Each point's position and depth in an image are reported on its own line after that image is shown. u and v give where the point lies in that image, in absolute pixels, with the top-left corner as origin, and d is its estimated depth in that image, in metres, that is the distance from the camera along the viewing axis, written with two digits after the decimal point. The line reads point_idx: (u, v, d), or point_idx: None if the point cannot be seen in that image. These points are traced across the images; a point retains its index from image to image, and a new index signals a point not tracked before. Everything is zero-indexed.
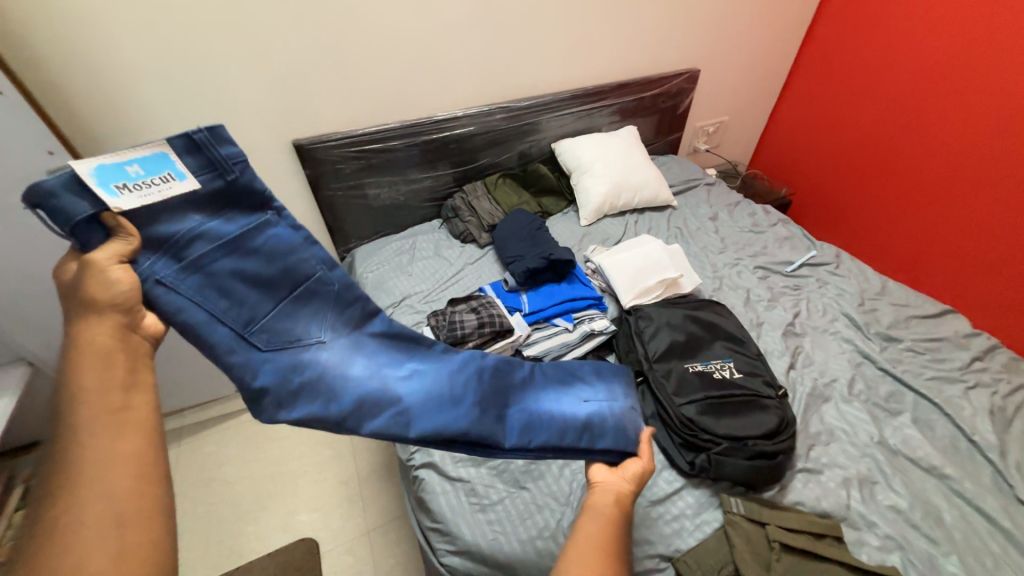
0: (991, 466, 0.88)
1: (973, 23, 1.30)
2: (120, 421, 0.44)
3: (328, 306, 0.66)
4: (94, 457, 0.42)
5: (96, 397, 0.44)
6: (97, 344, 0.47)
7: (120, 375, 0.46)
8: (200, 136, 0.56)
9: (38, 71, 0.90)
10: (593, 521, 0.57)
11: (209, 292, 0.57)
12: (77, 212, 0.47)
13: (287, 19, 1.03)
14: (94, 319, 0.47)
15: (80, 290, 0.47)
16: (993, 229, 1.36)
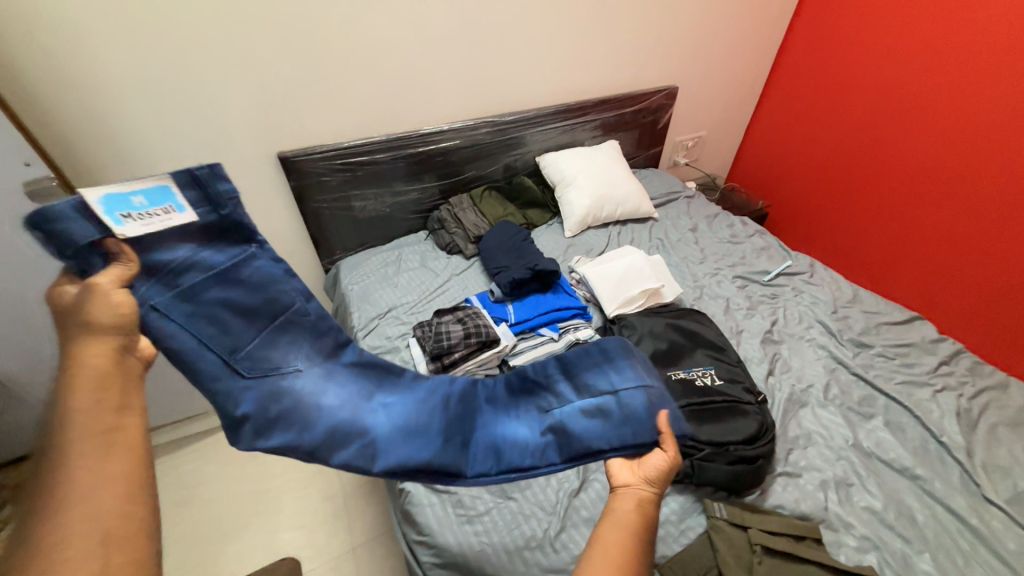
0: (959, 466, 0.92)
1: (934, 44, 1.38)
2: (109, 441, 0.44)
3: (306, 335, 0.66)
4: (82, 477, 0.41)
5: (88, 417, 0.44)
6: (93, 364, 0.46)
7: (117, 395, 0.46)
8: (201, 172, 0.55)
9: (16, 82, 0.89)
10: (612, 530, 0.53)
11: (193, 319, 0.57)
12: (80, 237, 0.48)
13: (274, 35, 1.04)
14: (96, 340, 0.48)
15: (82, 312, 0.47)
16: (960, 237, 1.43)
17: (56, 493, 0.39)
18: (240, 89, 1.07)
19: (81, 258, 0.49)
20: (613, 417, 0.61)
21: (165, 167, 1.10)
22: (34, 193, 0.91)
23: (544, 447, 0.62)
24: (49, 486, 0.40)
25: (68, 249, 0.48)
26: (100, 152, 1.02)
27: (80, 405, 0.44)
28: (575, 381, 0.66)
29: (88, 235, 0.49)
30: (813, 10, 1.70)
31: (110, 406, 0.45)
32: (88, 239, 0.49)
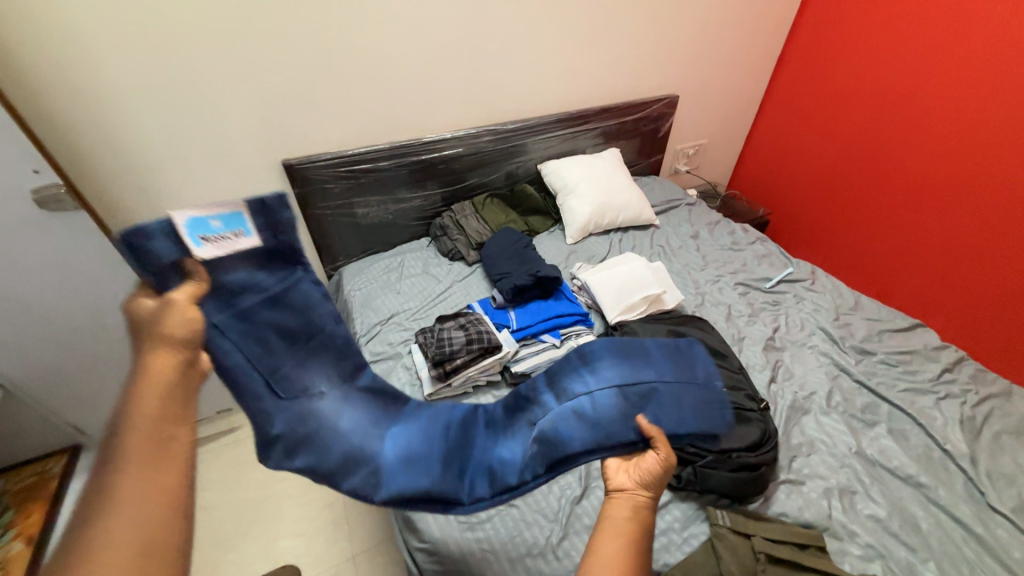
0: (964, 474, 0.91)
1: (932, 55, 1.40)
2: (161, 452, 0.44)
3: (332, 357, 0.71)
4: (140, 478, 0.42)
5: (148, 425, 0.45)
6: (158, 373, 0.49)
7: (179, 403, 0.48)
8: (269, 200, 0.63)
9: (26, 90, 0.91)
10: (613, 539, 0.52)
11: (242, 343, 0.62)
12: (164, 254, 0.56)
13: (280, 45, 1.06)
14: (166, 350, 0.51)
15: (156, 323, 0.53)
16: (964, 244, 1.43)
17: (114, 492, 0.40)
18: (247, 98, 1.09)
19: (163, 274, 0.56)
20: (593, 423, 0.63)
21: (171, 174, 1.11)
22: (42, 200, 0.92)
23: (527, 462, 0.64)
24: (105, 484, 0.41)
25: (153, 265, 0.56)
26: (108, 160, 1.04)
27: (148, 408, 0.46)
28: (557, 388, 0.68)
29: (171, 253, 0.57)
30: (811, 21, 1.72)
31: (173, 411, 0.47)
32: (171, 258, 0.57)
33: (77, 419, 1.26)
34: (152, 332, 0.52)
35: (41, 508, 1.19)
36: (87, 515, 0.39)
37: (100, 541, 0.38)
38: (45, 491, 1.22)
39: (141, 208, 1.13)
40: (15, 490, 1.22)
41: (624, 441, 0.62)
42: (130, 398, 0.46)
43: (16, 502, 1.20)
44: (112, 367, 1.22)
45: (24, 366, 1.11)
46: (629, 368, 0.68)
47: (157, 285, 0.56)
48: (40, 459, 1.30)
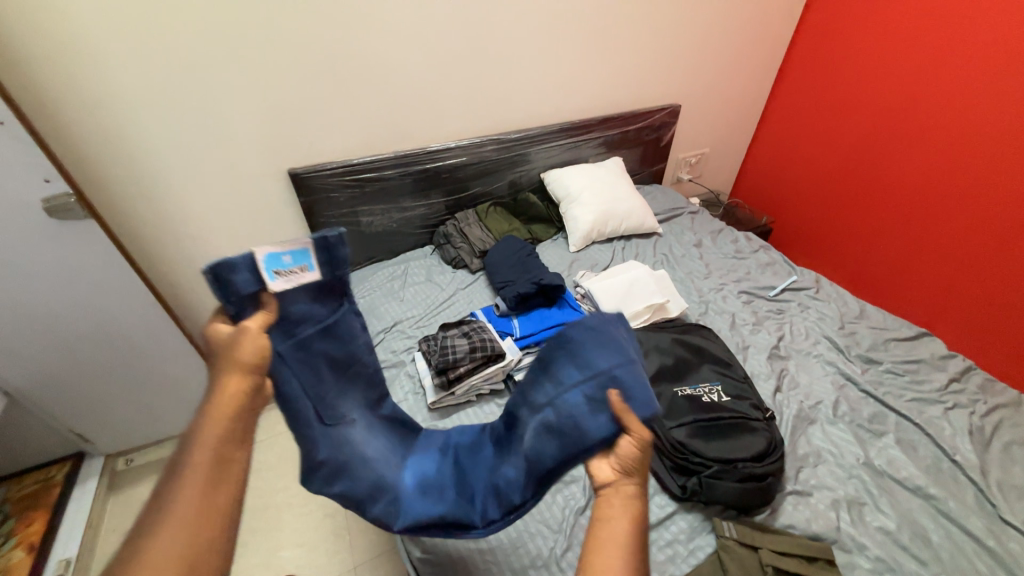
0: (974, 486, 0.90)
1: (932, 64, 1.41)
2: (222, 471, 0.46)
3: (363, 383, 0.72)
4: (198, 503, 0.43)
5: (217, 443, 0.47)
6: (230, 393, 0.50)
7: (242, 430, 0.49)
8: (333, 238, 0.62)
9: (38, 101, 0.92)
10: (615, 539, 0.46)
11: (299, 374, 0.62)
12: (243, 286, 0.56)
13: (288, 57, 1.08)
14: (240, 371, 0.52)
15: (235, 348, 0.53)
16: (971, 250, 1.42)
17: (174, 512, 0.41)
18: (254, 109, 1.11)
19: (239, 303, 0.56)
20: (562, 430, 0.57)
21: (179, 184, 1.12)
22: (51, 209, 0.93)
23: (519, 484, 0.63)
24: (165, 502, 0.42)
25: (232, 295, 0.55)
26: (116, 169, 1.05)
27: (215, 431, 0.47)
28: (528, 402, 0.65)
29: (250, 284, 0.56)
30: (811, 31, 1.74)
31: (237, 439, 0.48)
32: (249, 289, 0.56)
33: (80, 426, 1.27)
34: (224, 356, 0.52)
35: (42, 516, 1.19)
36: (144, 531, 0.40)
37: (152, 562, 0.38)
38: (46, 499, 1.22)
39: (148, 216, 1.14)
40: (15, 498, 1.22)
41: (602, 435, 0.54)
42: (200, 418, 0.48)
43: (18, 510, 1.20)
44: (116, 374, 1.22)
45: (28, 374, 1.11)
46: (580, 362, 0.61)
47: (231, 313, 0.56)
48: (42, 467, 1.30)
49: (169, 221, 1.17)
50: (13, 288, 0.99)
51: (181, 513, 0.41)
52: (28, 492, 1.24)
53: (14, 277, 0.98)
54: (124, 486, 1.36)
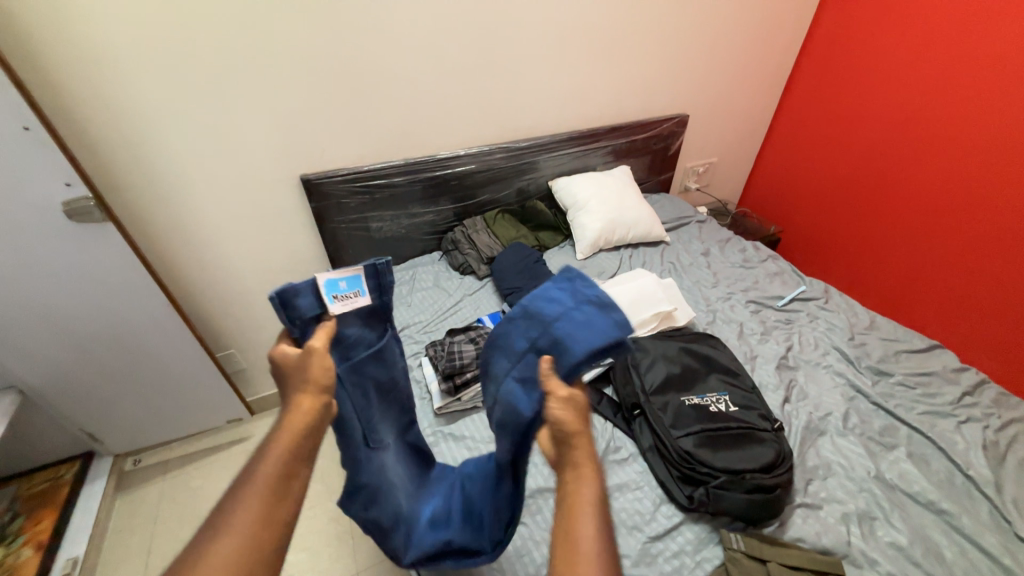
0: (988, 502, 0.88)
1: (940, 76, 1.42)
2: (286, 484, 0.44)
3: (397, 408, 0.75)
4: (261, 518, 0.41)
5: (287, 454, 0.45)
6: (303, 409, 0.50)
7: (311, 448, 0.48)
8: (381, 266, 0.67)
9: (61, 107, 0.95)
10: (583, 533, 0.42)
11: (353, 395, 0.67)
12: (307, 309, 0.60)
13: (302, 65, 1.10)
14: (313, 390, 0.52)
15: (306, 367, 0.53)
16: (984, 262, 1.40)
17: (237, 523, 0.40)
18: (268, 115, 1.13)
19: (302, 325, 0.60)
20: (504, 422, 0.58)
21: (194, 188, 1.15)
22: (71, 212, 0.95)
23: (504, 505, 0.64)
24: (228, 507, 0.41)
25: (296, 317, 0.60)
26: (134, 174, 1.08)
27: (286, 442, 0.46)
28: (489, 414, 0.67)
29: (313, 306, 0.61)
30: (820, 43, 1.75)
31: (305, 456, 0.47)
32: (311, 311, 0.61)
33: (90, 426, 1.28)
34: (299, 374, 0.53)
35: (50, 515, 1.20)
36: (207, 539, 0.39)
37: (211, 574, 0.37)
38: (56, 498, 1.23)
39: (163, 220, 1.16)
40: (25, 496, 1.23)
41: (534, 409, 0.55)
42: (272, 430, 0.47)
43: (27, 508, 1.21)
44: (127, 375, 1.24)
45: (42, 373, 1.13)
46: (509, 354, 0.65)
47: (297, 336, 0.59)
48: (52, 466, 1.32)
49: (183, 225, 1.19)
50: (31, 288, 1.01)
51: (242, 525, 0.40)
52: (38, 491, 1.25)
53: (33, 277, 1.00)
54: (132, 486, 1.37)
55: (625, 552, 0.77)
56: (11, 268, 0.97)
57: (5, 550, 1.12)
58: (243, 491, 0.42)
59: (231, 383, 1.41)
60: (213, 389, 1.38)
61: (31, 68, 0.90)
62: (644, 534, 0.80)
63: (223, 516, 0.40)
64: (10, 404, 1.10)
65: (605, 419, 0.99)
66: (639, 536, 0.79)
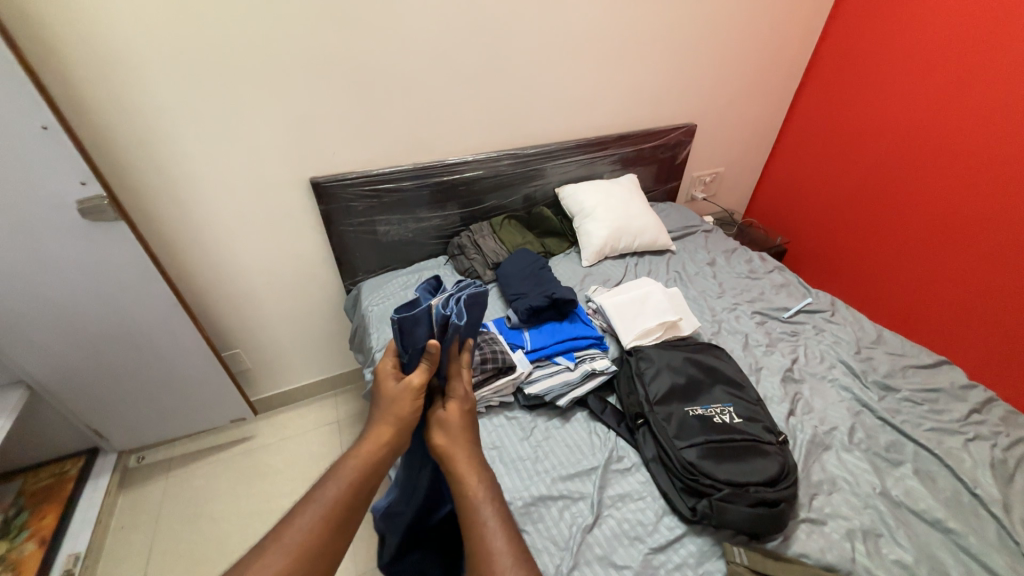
0: (996, 521, 0.87)
1: (951, 93, 1.41)
2: (346, 508, 0.51)
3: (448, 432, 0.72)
4: (318, 541, 0.48)
5: (351, 483, 0.52)
6: (376, 443, 0.55)
7: (376, 481, 0.54)
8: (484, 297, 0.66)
9: (79, 107, 0.97)
10: (500, 557, 0.49)
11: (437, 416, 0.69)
12: (418, 338, 0.62)
13: (314, 70, 1.12)
14: (387, 425, 0.56)
15: (394, 401, 0.58)
16: (992, 278, 1.39)
17: (297, 542, 0.47)
18: (281, 119, 1.14)
19: (412, 353, 0.63)
20: None
21: (205, 189, 1.16)
22: (85, 211, 0.97)
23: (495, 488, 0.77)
24: (300, 513, 0.49)
25: (409, 344, 0.62)
26: (147, 174, 1.09)
27: (353, 475, 0.53)
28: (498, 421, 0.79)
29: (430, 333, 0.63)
30: (828, 57, 1.76)
31: (368, 488, 0.53)
32: (423, 340, 0.63)
33: (95, 422, 1.29)
34: (387, 407, 0.58)
35: (54, 510, 1.21)
36: (269, 546, 0.46)
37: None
38: (60, 492, 1.25)
39: (175, 220, 1.17)
40: (28, 491, 1.24)
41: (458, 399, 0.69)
42: (347, 455, 0.54)
43: (31, 503, 1.22)
44: (135, 372, 1.25)
45: (49, 367, 1.14)
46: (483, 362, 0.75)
47: (406, 362, 0.63)
48: (57, 461, 1.33)
49: (194, 225, 1.20)
50: (42, 284, 1.03)
51: (302, 545, 0.47)
52: (41, 486, 1.26)
53: (45, 274, 1.02)
54: (134, 484, 1.38)
55: (628, 563, 0.77)
56: (24, 264, 0.99)
57: (8, 544, 1.13)
58: (314, 502, 0.50)
59: (236, 383, 1.41)
60: (218, 388, 1.38)
61: (49, 67, 0.91)
62: (645, 545, 0.79)
63: (287, 528, 0.48)
64: (18, 398, 1.11)
65: (609, 428, 0.99)
66: (641, 547, 0.79)
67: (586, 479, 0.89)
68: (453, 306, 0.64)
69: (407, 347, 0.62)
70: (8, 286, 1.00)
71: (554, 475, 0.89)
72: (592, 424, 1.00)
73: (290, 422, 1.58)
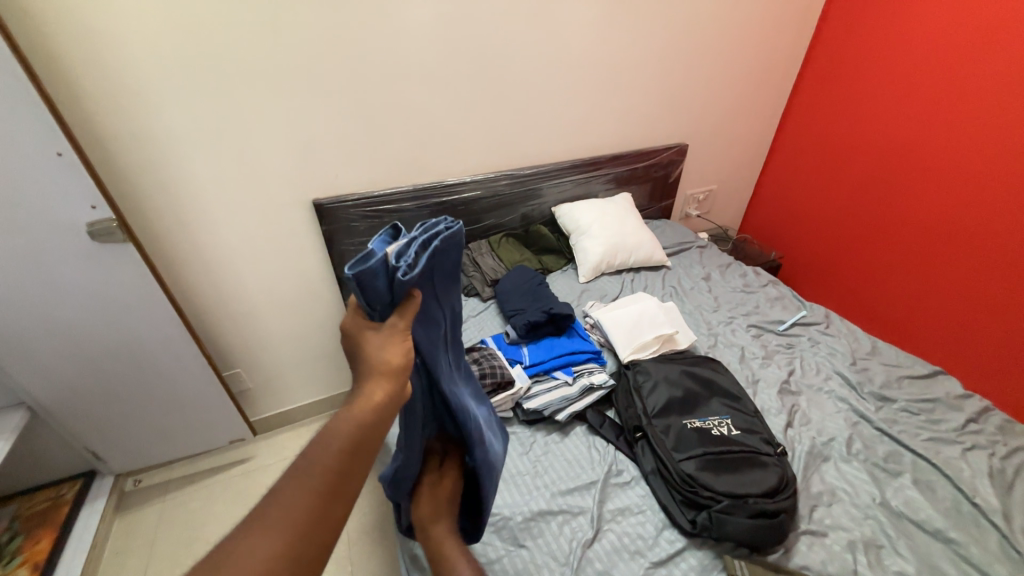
0: (998, 531, 0.86)
1: (935, 108, 1.47)
2: (341, 481, 0.46)
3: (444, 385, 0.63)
4: (312, 513, 0.43)
5: (344, 456, 0.47)
6: (368, 405, 0.49)
7: (370, 448, 0.48)
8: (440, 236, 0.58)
9: (93, 135, 1.01)
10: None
11: (444, 366, 0.62)
12: (378, 293, 0.51)
13: (319, 98, 1.17)
14: (381, 381, 0.50)
15: (382, 357, 0.51)
16: (988, 287, 1.40)
17: (288, 517, 0.42)
18: (286, 145, 1.19)
19: (383, 309, 0.52)
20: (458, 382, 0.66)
21: (211, 212, 1.19)
22: (94, 232, 0.99)
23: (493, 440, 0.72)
24: (287, 490, 0.44)
25: (374, 300, 0.51)
26: (156, 197, 1.12)
27: (346, 440, 0.47)
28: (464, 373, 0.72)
29: (392, 283, 0.51)
30: (813, 78, 1.83)
31: (363, 452, 0.48)
32: (388, 293, 0.51)
33: (94, 445, 1.29)
34: (374, 360, 0.51)
35: (49, 535, 1.19)
36: (261, 527, 0.42)
37: (257, 565, 0.40)
38: (55, 517, 1.23)
39: (181, 242, 1.20)
40: (22, 515, 1.22)
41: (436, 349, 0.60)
42: (336, 421, 0.48)
43: (25, 528, 1.20)
44: (135, 393, 1.25)
45: (51, 389, 1.15)
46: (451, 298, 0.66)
47: (377, 321, 0.52)
48: (53, 485, 1.32)
49: (200, 247, 1.23)
50: (47, 306, 1.04)
51: (296, 519, 0.42)
52: (37, 510, 1.24)
53: (51, 294, 1.03)
54: (130, 508, 1.36)
55: None
56: (33, 286, 1.01)
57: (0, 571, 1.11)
58: (302, 478, 0.45)
59: (236, 403, 1.42)
60: (218, 408, 1.38)
61: (67, 98, 0.96)
62: (645, 560, 0.79)
63: (275, 501, 0.43)
64: (19, 419, 1.12)
65: (608, 442, 0.99)
66: (642, 562, 0.79)
67: (586, 493, 0.89)
68: (411, 251, 0.54)
69: (375, 304, 0.51)
70: (14, 307, 1.02)
71: (554, 490, 0.89)
72: (591, 438, 1.01)
73: (290, 442, 1.58)
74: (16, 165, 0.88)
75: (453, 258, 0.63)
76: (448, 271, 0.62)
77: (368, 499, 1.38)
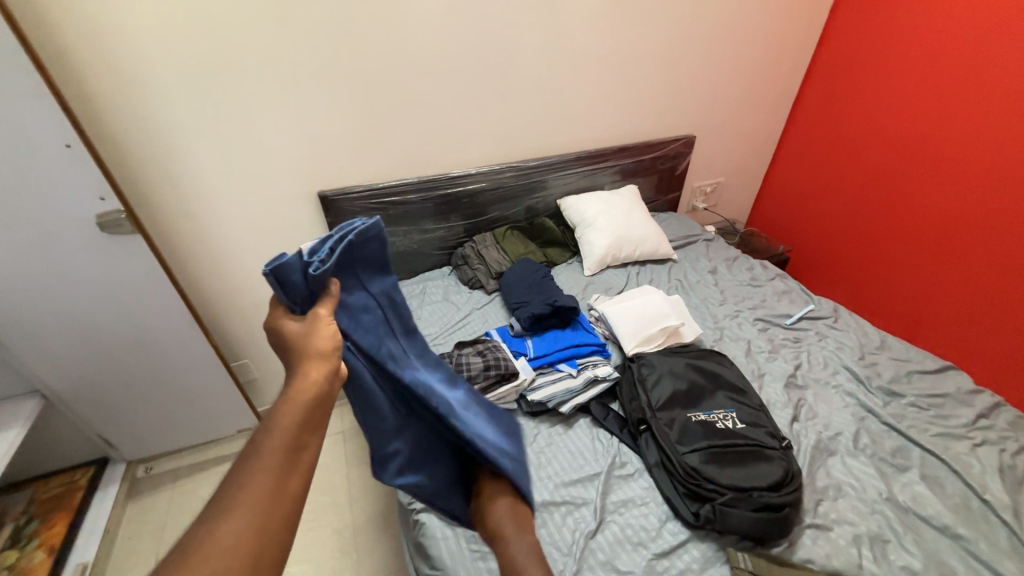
0: (1006, 527, 0.86)
1: (948, 99, 1.44)
2: (296, 457, 0.43)
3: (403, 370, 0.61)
4: (273, 490, 0.40)
5: (294, 432, 0.44)
6: (310, 383, 0.47)
7: (318, 423, 0.46)
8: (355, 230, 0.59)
9: (100, 126, 1.02)
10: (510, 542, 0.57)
11: (393, 349, 0.61)
12: (295, 286, 0.51)
13: (324, 89, 1.17)
14: (317, 362, 0.49)
15: (311, 340, 0.50)
16: (1003, 281, 1.37)
17: (248, 500, 0.39)
18: (291, 137, 1.19)
19: (305, 302, 0.52)
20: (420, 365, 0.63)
21: (218, 203, 1.20)
22: (104, 223, 1.00)
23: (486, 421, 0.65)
24: (241, 474, 0.41)
25: (293, 294, 0.51)
26: (164, 188, 1.13)
27: (292, 417, 0.44)
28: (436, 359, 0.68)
29: (308, 274, 0.52)
30: (824, 68, 1.80)
31: (312, 428, 0.46)
32: (305, 284, 0.51)
33: (106, 432, 1.31)
34: (303, 345, 0.49)
35: (64, 518, 1.22)
36: (215, 512, 0.38)
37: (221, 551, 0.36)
38: (70, 501, 1.26)
39: (189, 233, 1.21)
40: (38, 499, 1.26)
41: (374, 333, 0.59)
42: (278, 403, 0.45)
43: (41, 512, 1.23)
44: (145, 382, 1.27)
45: (64, 378, 1.17)
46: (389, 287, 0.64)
47: (299, 314, 0.52)
48: (67, 471, 1.34)
49: (207, 238, 1.24)
50: (59, 296, 1.06)
51: (258, 499, 0.39)
52: (52, 494, 1.27)
53: (63, 284, 1.05)
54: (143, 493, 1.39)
55: (631, 569, 0.77)
56: (45, 276, 1.02)
57: (18, 552, 1.14)
58: (254, 460, 0.41)
59: (244, 394, 1.44)
60: (226, 397, 1.40)
61: (74, 89, 0.96)
62: (648, 551, 0.79)
63: (226, 489, 0.40)
64: (33, 407, 1.14)
65: (612, 434, 0.99)
66: (644, 553, 0.79)
67: (588, 485, 0.89)
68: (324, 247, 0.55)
69: (294, 298, 0.51)
70: (27, 296, 1.03)
71: (558, 481, 0.90)
72: (595, 430, 1.01)
73: None
74: (26, 155, 0.89)
75: (377, 249, 0.62)
76: (372, 261, 0.62)
77: (373, 489, 1.39)
